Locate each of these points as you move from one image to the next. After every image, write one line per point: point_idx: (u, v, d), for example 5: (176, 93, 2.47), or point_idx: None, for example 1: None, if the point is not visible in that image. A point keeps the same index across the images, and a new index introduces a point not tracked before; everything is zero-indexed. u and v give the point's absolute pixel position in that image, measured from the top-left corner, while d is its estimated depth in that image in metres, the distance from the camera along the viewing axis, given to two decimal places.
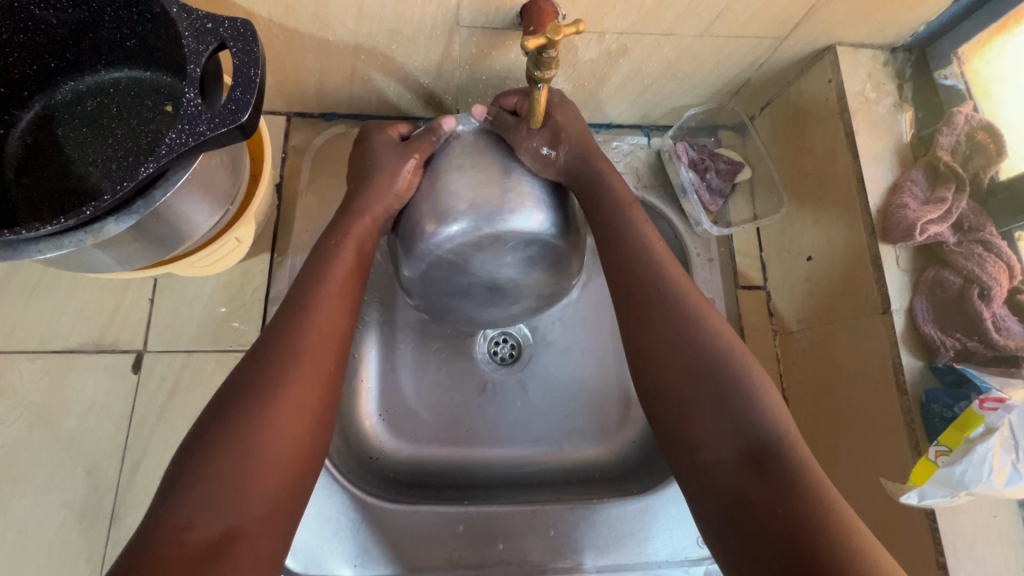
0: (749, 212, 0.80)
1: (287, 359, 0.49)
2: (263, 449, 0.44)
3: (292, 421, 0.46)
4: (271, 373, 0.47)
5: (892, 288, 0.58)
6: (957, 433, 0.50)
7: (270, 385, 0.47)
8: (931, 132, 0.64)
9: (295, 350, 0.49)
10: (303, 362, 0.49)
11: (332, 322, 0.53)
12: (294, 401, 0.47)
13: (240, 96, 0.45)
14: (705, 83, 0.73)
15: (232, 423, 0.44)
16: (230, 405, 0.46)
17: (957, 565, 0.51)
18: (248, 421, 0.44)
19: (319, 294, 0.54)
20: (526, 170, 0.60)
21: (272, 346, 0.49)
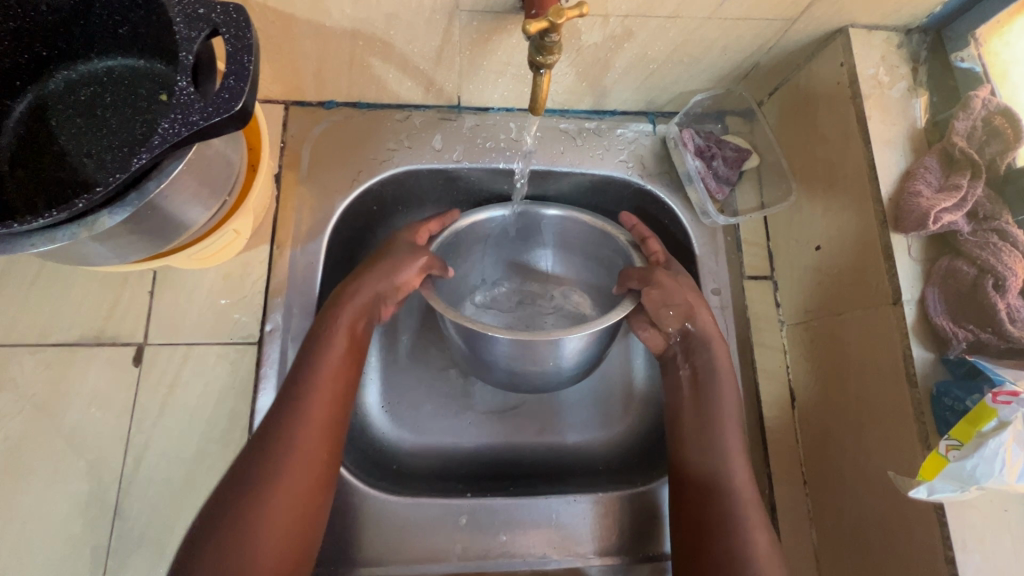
0: (756, 200, 0.78)
1: (283, 447, 0.54)
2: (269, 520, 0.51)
3: (286, 506, 0.53)
4: (268, 467, 0.53)
5: (902, 279, 0.57)
6: (968, 427, 0.49)
7: (283, 462, 0.54)
8: (947, 116, 0.62)
9: (285, 440, 0.55)
10: (296, 451, 0.54)
11: (325, 403, 0.58)
12: (288, 488, 0.53)
13: (233, 84, 0.43)
14: (713, 68, 0.71)
15: (247, 493, 0.52)
16: (235, 495, 0.52)
17: (965, 559, 0.50)
18: (264, 494, 0.52)
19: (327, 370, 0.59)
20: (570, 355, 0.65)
21: (270, 436, 0.55)
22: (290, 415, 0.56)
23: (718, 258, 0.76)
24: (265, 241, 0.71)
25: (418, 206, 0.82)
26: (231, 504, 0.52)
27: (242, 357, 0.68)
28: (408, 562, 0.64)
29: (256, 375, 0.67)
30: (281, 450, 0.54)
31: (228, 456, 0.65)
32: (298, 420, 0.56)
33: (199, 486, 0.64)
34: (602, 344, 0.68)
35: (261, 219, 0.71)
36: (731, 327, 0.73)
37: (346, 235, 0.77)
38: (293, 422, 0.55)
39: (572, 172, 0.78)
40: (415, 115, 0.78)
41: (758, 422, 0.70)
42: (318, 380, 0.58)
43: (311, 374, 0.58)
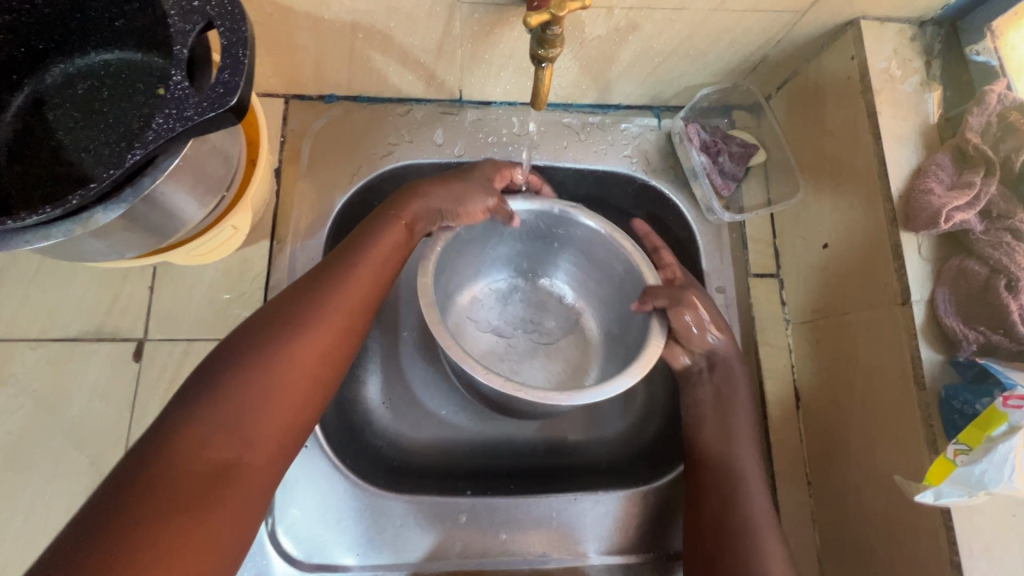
0: (763, 197, 0.77)
1: (287, 333, 0.48)
2: (259, 399, 0.44)
3: (296, 393, 0.46)
4: (278, 335, 0.48)
5: (912, 278, 0.56)
6: (978, 431, 0.48)
7: (272, 353, 0.46)
8: (960, 112, 0.60)
9: (297, 330, 0.48)
10: (310, 333, 0.49)
11: (351, 297, 0.53)
12: (306, 365, 0.47)
13: (228, 77, 0.42)
14: (719, 61, 0.70)
15: (229, 372, 0.45)
16: (230, 353, 0.47)
17: (972, 565, 0.49)
18: (259, 365, 0.45)
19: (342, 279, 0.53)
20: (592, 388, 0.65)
21: (278, 318, 0.49)
22: (304, 307, 0.50)
23: (723, 256, 0.75)
24: (265, 237, 0.71)
25: None
26: (224, 365, 0.46)
27: None
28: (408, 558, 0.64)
29: None
30: (292, 337, 0.48)
31: None
32: (315, 310, 0.50)
33: None
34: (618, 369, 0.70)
35: (261, 215, 0.71)
36: (735, 326, 0.72)
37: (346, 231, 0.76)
38: (310, 311, 0.50)
39: (575, 168, 0.77)
40: (416, 110, 0.77)
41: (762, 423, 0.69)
42: (335, 275, 0.53)
43: (347, 272, 0.54)
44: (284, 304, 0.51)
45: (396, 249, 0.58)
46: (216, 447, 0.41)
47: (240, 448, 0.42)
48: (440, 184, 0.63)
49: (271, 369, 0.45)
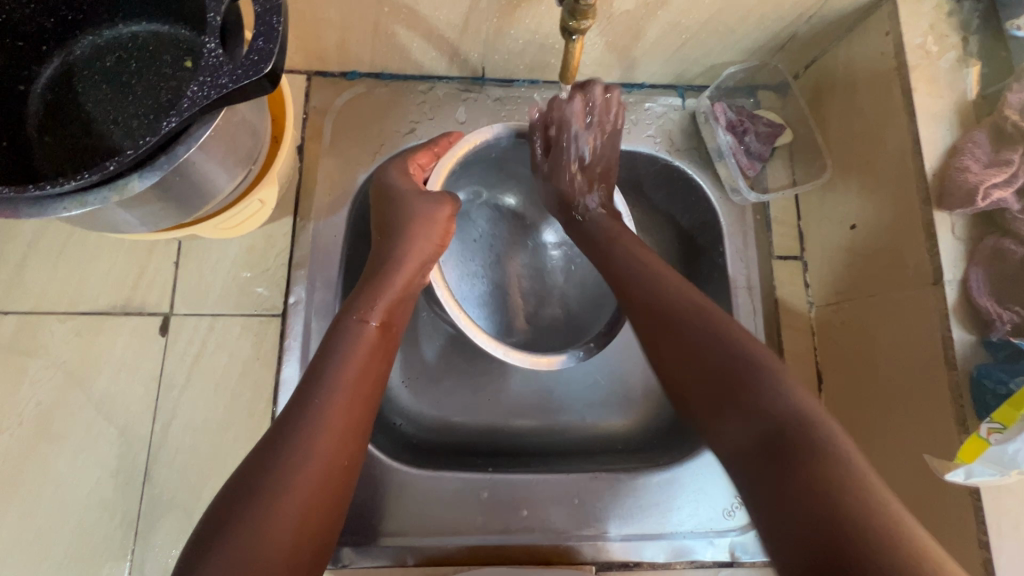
0: (787, 178, 0.76)
1: (275, 477, 0.45)
2: (263, 537, 0.42)
3: (300, 520, 0.44)
4: (269, 480, 0.45)
5: (945, 258, 0.55)
6: (1012, 410, 0.47)
7: (269, 482, 0.45)
8: (998, 89, 0.59)
9: (286, 471, 0.45)
10: (308, 451, 0.46)
11: (333, 424, 0.48)
12: (308, 488, 0.45)
13: (263, 45, 0.42)
14: (748, 38, 0.69)
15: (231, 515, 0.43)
16: (237, 489, 0.44)
17: (1001, 546, 0.49)
18: (257, 497, 0.44)
19: (326, 392, 0.50)
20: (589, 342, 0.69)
21: (262, 462, 0.46)
22: (291, 441, 0.46)
23: (746, 237, 0.74)
24: (289, 214, 0.71)
25: None
26: (222, 520, 0.43)
27: (266, 330, 0.68)
28: (432, 533, 0.65)
29: (281, 347, 0.67)
30: (284, 469, 0.45)
31: (254, 426, 0.65)
32: (299, 445, 0.46)
33: (225, 455, 0.65)
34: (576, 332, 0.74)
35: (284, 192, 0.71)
36: (758, 307, 0.72)
37: (368, 210, 0.76)
38: (298, 442, 0.46)
39: None
40: (438, 87, 0.76)
41: None
42: (314, 399, 0.49)
43: (326, 391, 0.49)
44: (261, 447, 0.47)
45: (377, 351, 0.54)
46: None
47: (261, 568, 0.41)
48: (396, 235, 0.60)
49: (273, 514, 0.43)
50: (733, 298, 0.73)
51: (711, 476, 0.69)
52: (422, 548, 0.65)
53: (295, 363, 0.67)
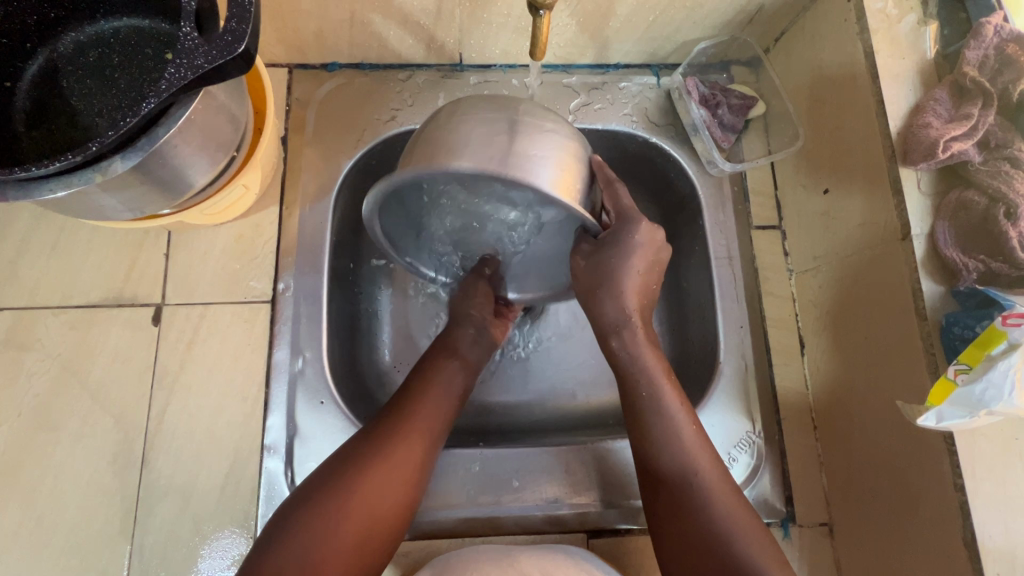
0: (763, 149, 0.77)
1: (355, 489, 0.53)
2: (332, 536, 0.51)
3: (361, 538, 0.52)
4: (318, 522, 0.51)
5: (911, 212, 0.56)
6: (979, 350, 0.48)
7: (355, 488, 0.53)
8: (957, 48, 0.60)
9: (368, 480, 0.54)
10: (392, 476, 0.55)
11: (393, 488, 0.55)
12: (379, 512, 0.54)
13: (236, 26, 0.44)
14: (716, 12, 0.70)
15: (323, 504, 0.52)
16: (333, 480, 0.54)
17: (974, 487, 0.51)
18: (343, 500, 0.52)
19: (416, 431, 0.58)
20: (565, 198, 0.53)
21: (350, 473, 0.54)
22: (342, 497, 0.53)
23: (724, 209, 0.76)
24: (275, 203, 0.73)
25: None
26: (306, 508, 0.52)
27: (256, 315, 0.69)
28: (424, 508, 0.66)
29: (271, 332, 0.69)
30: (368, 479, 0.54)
31: (248, 409, 0.67)
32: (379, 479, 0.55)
33: (220, 438, 0.66)
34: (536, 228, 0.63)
35: (269, 180, 0.72)
36: (739, 277, 0.74)
37: (353, 198, 0.77)
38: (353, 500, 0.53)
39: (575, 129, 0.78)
40: (418, 75, 0.78)
41: (767, 369, 0.71)
42: (372, 461, 0.55)
43: (415, 427, 0.59)
44: (323, 498, 0.52)
45: (444, 413, 0.62)
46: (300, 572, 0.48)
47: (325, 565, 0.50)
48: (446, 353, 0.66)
49: (313, 556, 0.49)
50: (714, 268, 0.74)
51: None
52: (417, 523, 0.66)
53: (286, 346, 0.68)
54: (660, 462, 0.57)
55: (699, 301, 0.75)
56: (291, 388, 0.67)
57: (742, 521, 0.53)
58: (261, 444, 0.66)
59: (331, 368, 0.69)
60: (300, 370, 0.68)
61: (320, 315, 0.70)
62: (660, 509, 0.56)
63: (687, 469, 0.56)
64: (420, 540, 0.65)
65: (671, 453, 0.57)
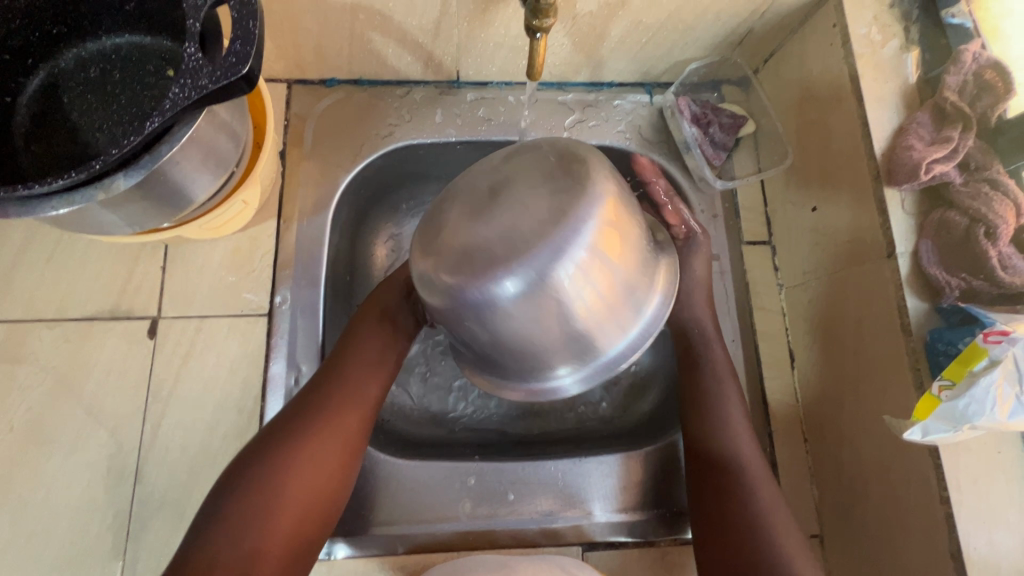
0: (753, 166, 0.79)
1: (286, 451, 0.55)
2: (273, 506, 0.53)
3: (304, 501, 0.54)
4: (249, 511, 0.52)
5: (896, 231, 0.58)
6: (961, 366, 0.50)
7: (285, 454, 0.55)
8: (938, 72, 0.62)
9: (295, 447, 0.55)
10: (327, 437, 0.57)
11: (324, 473, 0.56)
12: (316, 467, 0.56)
13: (240, 47, 0.45)
14: (707, 34, 0.72)
15: (252, 472, 0.54)
16: (262, 451, 0.55)
17: (960, 500, 0.52)
18: (267, 468, 0.54)
19: (341, 392, 0.60)
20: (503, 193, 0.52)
21: (275, 439, 0.56)
22: (265, 485, 0.53)
23: (716, 224, 0.77)
24: (273, 217, 0.73)
25: (420, 181, 0.83)
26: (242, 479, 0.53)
27: (253, 329, 0.69)
28: (421, 521, 0.66)
29: (268, 345, 0.69)
30: (293, 443, 0.56)
31: (244, 423, 0.67)
32: (310, 441, 0.56)
33: (216, 451, 0.66)
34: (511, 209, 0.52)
35: (268, 194, 0.73)
36: (730, 291, 0.75)
37: (351, 212, 0.78)
38: (280, 488, 0.53)
39: None
40: (416, 91, 0.79)
41: (757, 382, 0.72)
42: (305, 428, 0.57)
43: (337, 389, 0.60)
44: (248, 484, 0.53)
45: (376, 370, 0.63)
46: (232, 547, 0.50)
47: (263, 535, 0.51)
48: (371, 325, 0.65)
49: (253, 531, 0.51)
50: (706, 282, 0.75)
51: None
52: (412, 537, 0.66)
53: (283, 360, 0.69)
54: (710, 446, 0.62)
55: None
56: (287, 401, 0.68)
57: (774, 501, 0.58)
58: None
59: None
60: (297, 383, 0.68)
61: (317, 328, 0.70)
62: (698, 490, 0.61)
63: (733, 453, 0.61)
64: (415, 555, 0.65)
65: (723, 442, 0.62)
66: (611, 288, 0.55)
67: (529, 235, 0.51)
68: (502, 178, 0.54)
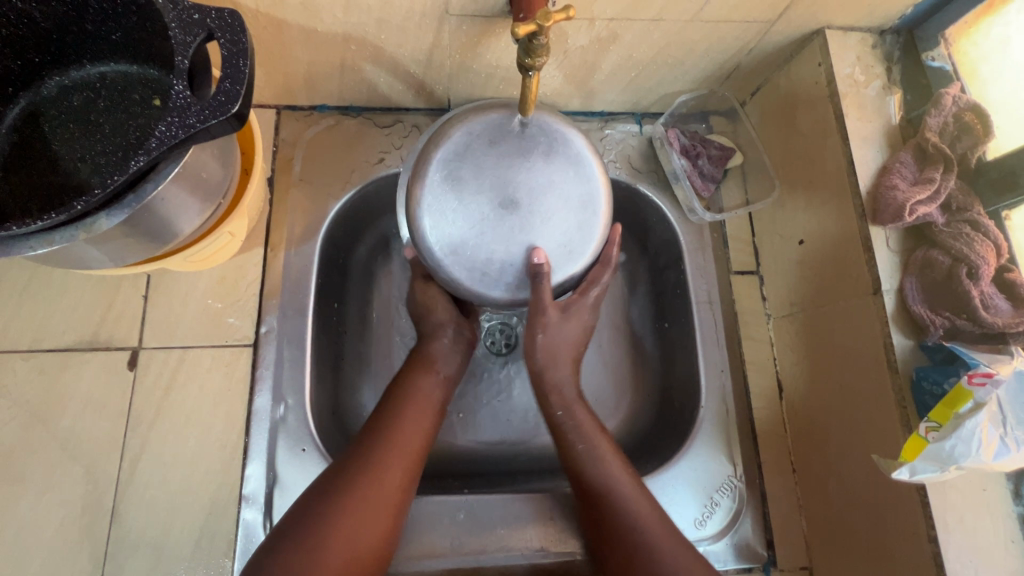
0: (741, 197, 0.80)
1: (350, 496, 0.55)
2: (334, 553, 0.51)
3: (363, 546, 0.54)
4: (306, 556, 0.50)
5: (881, 269, 0.59)
6: (946, 408, 0.51)
7: (349, 499, 0.54)
8: (920, 113, 0.64)
9: (360, 491, 0.55)
10: (388, 480, 0.57)
11: (377, 518, 0.55)
12: (376, 513, 0.55)
13: (229, 86, 0.44)
14: (695, 69, 0.73)
15: (317, 518, 0.53)
16: (323, 496, 0.54)
17: (947, 538, 0.52)
18: (328, 516, 0.53)
19: (404, 435, 0.60)
20: (456, 220, 0.59)
21: (337, 483, 0.55)
22: (327, 528, 0.52)
23: (705, 254, 0.78)
24: (259, 245, 0.72)
25: None
26: (304, 526, 0.52)
27: (238, 360, 0.68)
28: (409, 557, 0.65)
29: (253, 376, 0.68)
30: (357, 485, 0.55)
31: (226, 457, 0.65)
32: (370, 486, 0.56)
33: (197, 488, 0.64)
34: (466, 216, 0.59)
35: (254, 221, 0.72)
36: (719, 321, 0.75)
37: (340, 238, 0.77)
38: (338, 531, 0.52)
39: None
40: (407, 119, 0.79)
41: (746, 412, 0.72)
42: (365, 473, 0.56)
43: (398, 432, 0.60)
44: (309, 527, 0.52)
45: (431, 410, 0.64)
46: None
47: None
48: (423, 370, 0.65)
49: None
50: (696, 312, 0.76)
51: (682, 486, 0.68)
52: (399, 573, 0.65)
53: (268, 392, 0.67)
54: (583, 469, 0.62)
55: (681, 345, 0.77)
56: (272, 435, 0.66)
57: (652, 521, 0.59)
58: (238, 494, 0.64)
59: (314, 414, 0.68)
60: (282, 416, 0.67)
61: (304, 359, 0.69)
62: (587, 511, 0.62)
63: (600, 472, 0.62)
64: None
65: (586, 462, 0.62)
66: (566, 150, 0.61)
67: (536, 167, 0.59)
68: (464, 176, 0.59)
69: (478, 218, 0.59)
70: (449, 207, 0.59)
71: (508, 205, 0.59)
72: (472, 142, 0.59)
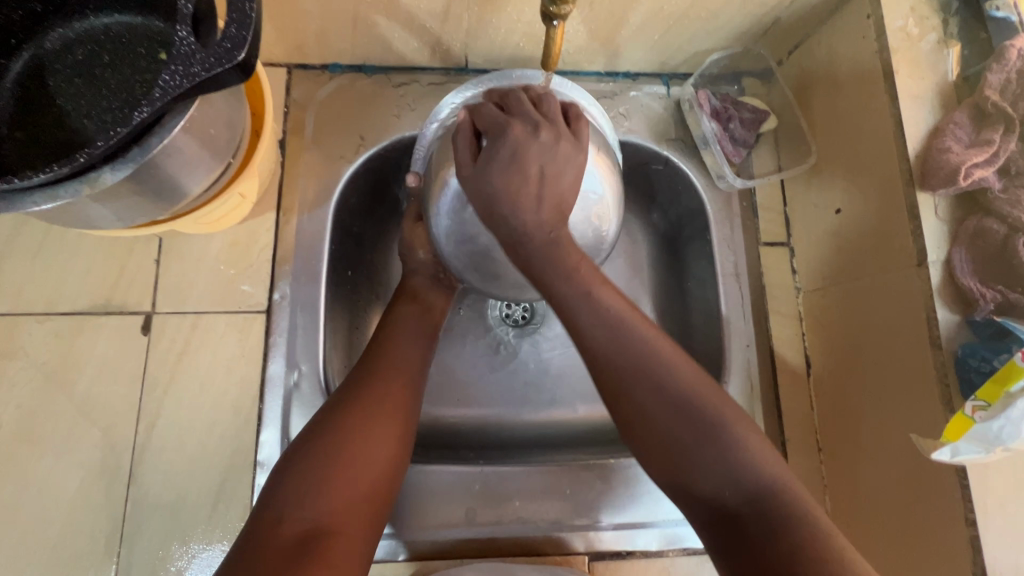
0: (773, 164, 0.76)
1: (348, 411, 0.53)
2: (336, 468, 0.50)
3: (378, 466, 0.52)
4: (312, 475, 0.49)
5: (928, 239, 0.55)
6: (996, 387, 0.47)
7: (348, 414, 0.53)
8: (978, 70, 0.59)
9: (355, 409, 0.53)
10: (388, 399, 0.55)
11: (380, 434, 0.53)
12: (382, 428, 0.53)
13: (236, 32, 0.41)
14: (730, 24, 0.68)
15: (317, 435, 0.52)
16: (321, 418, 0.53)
17: (987, 522, 0.50)
18: (327, 431, 0.52)
19: (399, 356, 0.59)
20: (541, 278, 0.64)
21: (336, 401, 0.55)
22: (332, 454, 0.50)
23: (733, 224, 0.74)
24: (272, 209, 0.70)
25: None
26: (303, 444, 0.51)
27: (251, 327, 0.67)
28: (423, 529, 0.64)
29: (266, 343, 0.67)
30: (356, 402, 0.54)
31: (241, 423, 0.65)
32: (366, 401, 0.54)
33: (213, 452, 0.64)
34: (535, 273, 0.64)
35: (265, 185, 0.70)
36: (746, 294, 0.72)
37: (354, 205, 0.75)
38: (343, 456, 0.50)
39: None
40: (421, 79, 0.75)
41: (771, 390, 0.70)
42: (364, 393, 0.55)
43: (390, 358, 0.58)
44: (314, 453, 0.50)
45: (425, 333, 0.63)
46: (292, 520, 0.46)
47: (325, 503, 0.48)
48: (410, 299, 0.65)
49: (313, 504, 0.47)
50: (721, 285, 0.72)
51: None
52: (415, 543, 0.65)
53: (282, 359, 0.66)
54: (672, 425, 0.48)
55: (705, 318, 0.74)
56: (286, 403, 0.65)
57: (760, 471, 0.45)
58: (253, 460, 0.64)
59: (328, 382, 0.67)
60: (296, 384, 0.66)
61: (317, 327, 0.68)
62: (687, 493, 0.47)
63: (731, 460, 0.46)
64: (415, 562, 0.65)
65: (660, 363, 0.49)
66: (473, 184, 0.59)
67: None
68: (499, 266, 0.63)
69: (543, 263, 0.63)
70: (512, 280, 0.64)
71: (533, 233, 0.61)
72: (475, 256, 0.63)
